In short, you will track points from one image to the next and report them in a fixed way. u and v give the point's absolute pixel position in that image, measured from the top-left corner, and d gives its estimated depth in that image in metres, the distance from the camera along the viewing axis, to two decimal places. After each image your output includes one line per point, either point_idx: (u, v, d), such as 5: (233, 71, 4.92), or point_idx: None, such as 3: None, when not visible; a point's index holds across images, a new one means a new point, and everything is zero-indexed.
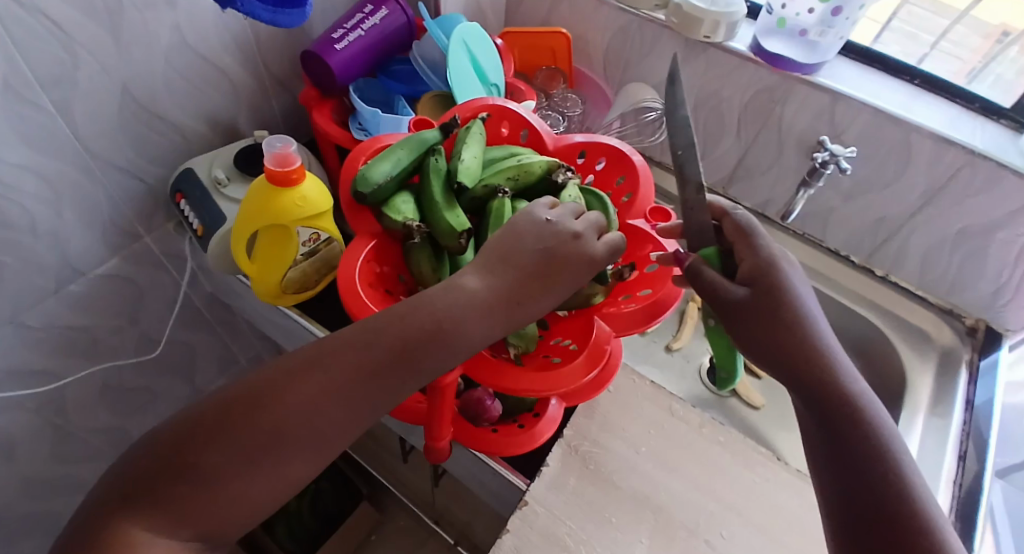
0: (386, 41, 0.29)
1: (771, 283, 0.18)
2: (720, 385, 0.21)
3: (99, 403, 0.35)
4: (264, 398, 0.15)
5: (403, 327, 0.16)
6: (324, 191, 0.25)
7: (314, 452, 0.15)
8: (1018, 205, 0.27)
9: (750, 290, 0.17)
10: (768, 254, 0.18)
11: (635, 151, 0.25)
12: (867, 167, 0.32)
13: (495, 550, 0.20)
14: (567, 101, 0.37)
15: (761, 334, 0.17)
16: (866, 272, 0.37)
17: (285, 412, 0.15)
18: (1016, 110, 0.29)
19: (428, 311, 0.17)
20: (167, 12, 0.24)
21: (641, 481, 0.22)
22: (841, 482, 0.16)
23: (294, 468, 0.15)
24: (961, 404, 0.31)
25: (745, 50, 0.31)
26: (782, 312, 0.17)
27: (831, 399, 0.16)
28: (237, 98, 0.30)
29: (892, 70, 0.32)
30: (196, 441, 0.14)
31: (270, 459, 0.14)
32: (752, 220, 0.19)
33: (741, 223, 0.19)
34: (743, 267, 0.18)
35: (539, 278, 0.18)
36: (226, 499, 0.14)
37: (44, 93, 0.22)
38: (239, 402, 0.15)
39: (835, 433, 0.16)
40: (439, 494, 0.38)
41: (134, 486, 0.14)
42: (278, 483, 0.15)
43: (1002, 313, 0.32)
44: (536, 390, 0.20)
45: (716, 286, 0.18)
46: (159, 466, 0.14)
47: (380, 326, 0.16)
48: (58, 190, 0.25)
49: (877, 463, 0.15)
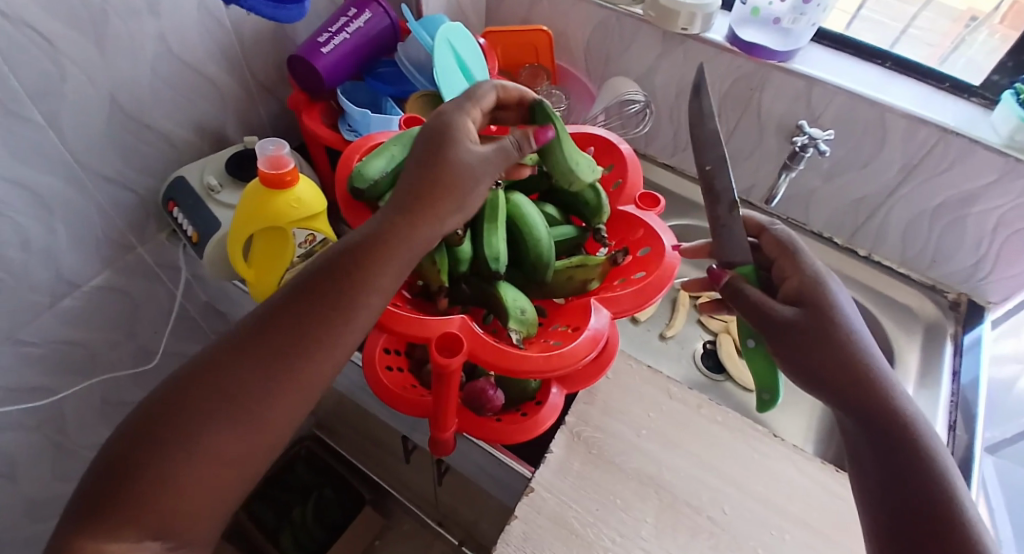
0: (371, 43, 0.30)
1: (817, 300, 0.18)
2: (763, 408, 0.20)
3: (98, 420, 0.35)
4: (202, 383, 0.15)
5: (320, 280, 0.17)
6: (317, 192, 0.25)
7: (259, 421, 0.15)
8: (991, 177, 0.28)
9: (800, 308, 0.18)
10: (813, 272, 0.19)
11: (622, 140, 0.26)
12: (845, 148, 0.32)
13: (505, 539, 0.19)
14: (553, 97, 0.37)
15: (809, 349, 0.17)
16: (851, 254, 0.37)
17: (223, 387, 0.15)
18: (985, 87, 0.31)
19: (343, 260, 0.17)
20: (152, 22, 0.25)
21: (644, 462, 0.21)
22: (886, 483, 0.16)
23: (250, 437, 0.15)
24: (948, 378, 0.31)
25: (721, 40, 0.31)
26: (835, 329, 0.18)
27: (881, 412, 0.17)
28: (223, 107, 0.31)
29: (865, 56, 0.33)
30: (140, 437, 0.14)
31: (215, 434, 0.15)
32: (791, 237, 0.21)
33: (782, 240, 0.20)
34: (789, 284, 0.19)
35: (439, 198, 0.18)
36: (181, 487, 0.14)
37: (33, 107, 0.22)
38: (179, 395, 0.15)
39: (884, 440, 0.17)
40: (442, 493, 0.39)
41: (87, 504, 0.13)
42: (229, 459, 0.15)
43: (982, 284, 0.33)
44: (543, 370, 0.19)
45: (763, 304, 0.18)
46: (109, 474, 0.13)
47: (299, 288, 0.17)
48: (51, 204, 0.25)
49: (922, 464, 0.16)
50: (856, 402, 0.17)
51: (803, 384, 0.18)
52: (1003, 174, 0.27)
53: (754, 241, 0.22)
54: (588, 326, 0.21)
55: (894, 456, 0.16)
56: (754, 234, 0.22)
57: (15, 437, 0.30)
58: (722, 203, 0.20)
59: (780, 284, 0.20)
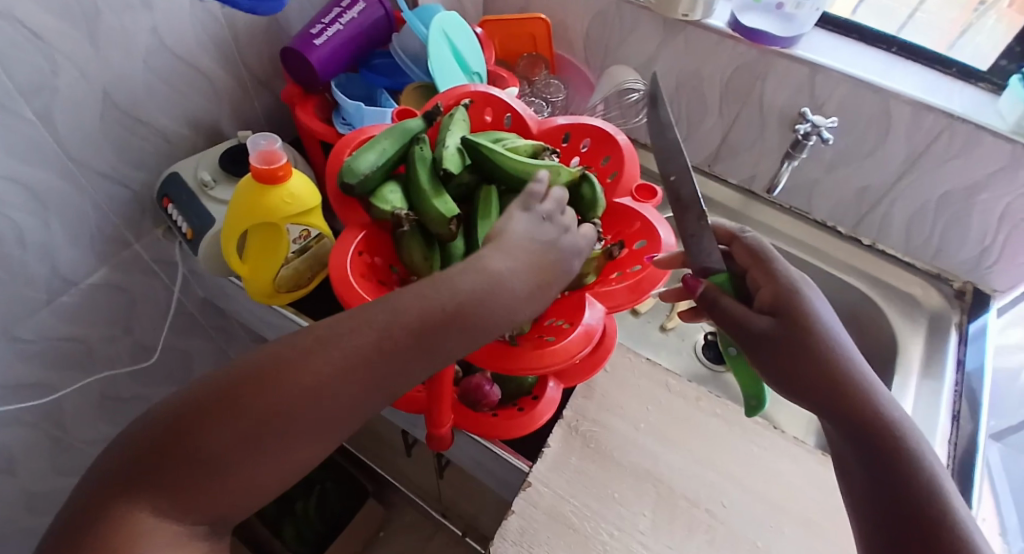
0: (365, 35, 0.29)
1: (794, 310, 0.18)
2: (750, 413, 0.20)
3: (97, 413, 0.35)
4: (267, 378, 0.14)
5: (423, 308, 0.15)
6: (311, 187, 0.25)
7: (319, 438, 0.14)
8: (998, 165, 0.27)
9: (773, 320, 0.18)
10: (787, 279, 0.19)
11: (619, 131, 0.25)
12: (849, 137, 0.31)
13: (501, 534, 0.19)
14: (550, 87, 0.36)
15: (787, 363, 0.17)
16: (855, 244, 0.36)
17: (288, 398, 0.14)
18: (992, 73, 0.30)
19: (448, 289, 0.15)
20: (144, 16, 0.24)
21: (641, 456, 0.21)
22: (872, 493, 0.16)
23: (298, 457, 0.14)
24: (953, 366, 0.31)
25: (723, 26, 0.31)
26: (811, 342, 0.17)
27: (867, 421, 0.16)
28: (218, 100, 0.31)
29: (870, 41, 0.32)
30: (197, 425, 0.13)
31: (273, 444, 0.14)
32: (763, 244, 0.20)
33: (753, 248, 0.20)
34: (763, 295, 0.19)
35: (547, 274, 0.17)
36: (229, 484, 0.13)
37: (25, 103, 0.22)
38: (241, 385, 0.14)
39: (869, 450, 0.16)
40: (443, 486, 0.39)
41: (133, 471, 0.13)
42: (281, 468, 0.14)
43: (989, 273, 0.32)
44: (536, 367, 0.19)
45: (738, 317, 0.18)
46: (160, 447, 0.13)
47: (394, 310, 0.15)
48: (45, 200, 0.25)
49: (905, 472, 0.15)
50: (838, 410, 0.17)
51: (786, 393, 0.18)
52: (1010, 162, 0.27)
53: (727, 249, 0.22)
54: (581, 321, 0.21)
55: (879, 464, 0.16)
56: (725, 242, 0.21)
57: (15, 431, 0.31)
58: (693, 213, 0.20)
59: (756, 292, 0.20)
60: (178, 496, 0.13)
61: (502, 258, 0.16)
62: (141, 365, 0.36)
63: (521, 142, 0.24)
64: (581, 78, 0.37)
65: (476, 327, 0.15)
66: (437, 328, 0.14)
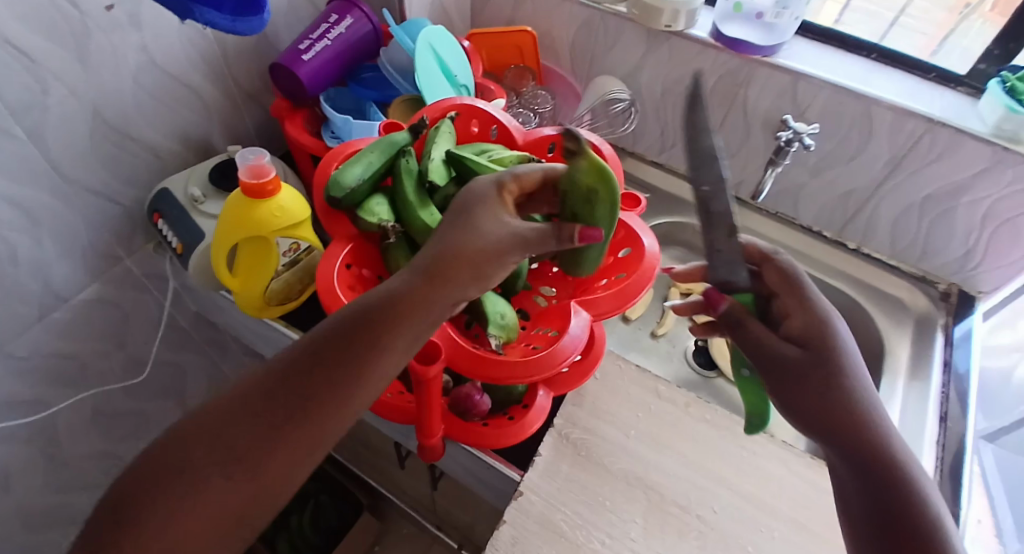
0: (353, 49, 0.30)
1: (822, 344, 0.17)
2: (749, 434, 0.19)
3: (90, 430, 0.35)
4: (205, 427, 0.15)
5: (334, 336, 0.16)
6: (300, 200, 0.25)
7: (260, 470, 0.14)
8: (978, 168, 0.28)
9: (803, 352, 0.17)
10: (821, 313, 0.17)
11: (603, 142, 0.26)
12: (831, 142, 0.32)
13: (493, 545, 0.19)
14: (537, 97, 0.37)
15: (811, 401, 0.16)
16: (840, 248, 0.37)
17: (223, 439, 0.14)
18: (971, 77, 0.31)
19: (353, 318, 0.16)
20: (134, 34, 0.25)
21: (632, 462, 0.21)
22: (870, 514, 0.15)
23: (244, 491, 0.14)
24: (939, 367, 0.31)
25: (706, 36, 0.31)
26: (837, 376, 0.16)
27: (880, 459, 0.15)
28: (208, 115, 0.31)
29: (851, 48, 0.33)
30: (147, 477, 0.14)
31: (212, 483, 0.14)
32: (796, 268, 0.19)
33: (786, 273, 0.18)
34: (793, 325, 0.18)
35: (458, 271, 0.16)
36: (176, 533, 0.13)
37: (16, 122, 0.22)
38: (181, 438, 0.15)
39: (875, 482, 0.15)
40: (439, 497, 0.39)
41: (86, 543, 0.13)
42: (222, 505, 0.14)
43: (974, 274, 0.33)
44: (520, 377, 0.19)
45: (765, 344, 0.17)
46: (107, 515, 0.14)
47: (310, 342, 0.16)
48: (36, 218, 0.25)
49: (894, 488, 0.15)
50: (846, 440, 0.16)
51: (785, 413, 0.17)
52: (991, 165, 0.27)
53: (755, 269, 0.20)
54: (568, 331, 0.21)
55: (881, 489, 0.15)
56: (755, 263, 0.20)
57: (6, 451, 0.30)
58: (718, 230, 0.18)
59: (783, 319, 0.18)
60: (150, 533, 0.13)
61: (403, 276, 0.16)
62: (133, 380, 0.36)
63: (506, 153, 0.24)
64: (568, 88, 0.38)
65: (386, 337, 0.16)
66: (349, 348, 0.16)
